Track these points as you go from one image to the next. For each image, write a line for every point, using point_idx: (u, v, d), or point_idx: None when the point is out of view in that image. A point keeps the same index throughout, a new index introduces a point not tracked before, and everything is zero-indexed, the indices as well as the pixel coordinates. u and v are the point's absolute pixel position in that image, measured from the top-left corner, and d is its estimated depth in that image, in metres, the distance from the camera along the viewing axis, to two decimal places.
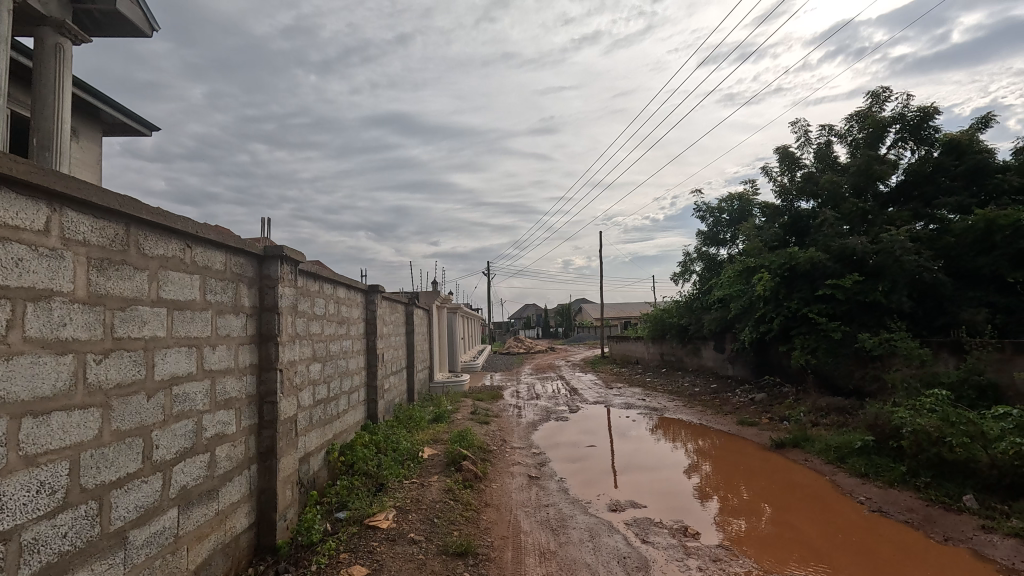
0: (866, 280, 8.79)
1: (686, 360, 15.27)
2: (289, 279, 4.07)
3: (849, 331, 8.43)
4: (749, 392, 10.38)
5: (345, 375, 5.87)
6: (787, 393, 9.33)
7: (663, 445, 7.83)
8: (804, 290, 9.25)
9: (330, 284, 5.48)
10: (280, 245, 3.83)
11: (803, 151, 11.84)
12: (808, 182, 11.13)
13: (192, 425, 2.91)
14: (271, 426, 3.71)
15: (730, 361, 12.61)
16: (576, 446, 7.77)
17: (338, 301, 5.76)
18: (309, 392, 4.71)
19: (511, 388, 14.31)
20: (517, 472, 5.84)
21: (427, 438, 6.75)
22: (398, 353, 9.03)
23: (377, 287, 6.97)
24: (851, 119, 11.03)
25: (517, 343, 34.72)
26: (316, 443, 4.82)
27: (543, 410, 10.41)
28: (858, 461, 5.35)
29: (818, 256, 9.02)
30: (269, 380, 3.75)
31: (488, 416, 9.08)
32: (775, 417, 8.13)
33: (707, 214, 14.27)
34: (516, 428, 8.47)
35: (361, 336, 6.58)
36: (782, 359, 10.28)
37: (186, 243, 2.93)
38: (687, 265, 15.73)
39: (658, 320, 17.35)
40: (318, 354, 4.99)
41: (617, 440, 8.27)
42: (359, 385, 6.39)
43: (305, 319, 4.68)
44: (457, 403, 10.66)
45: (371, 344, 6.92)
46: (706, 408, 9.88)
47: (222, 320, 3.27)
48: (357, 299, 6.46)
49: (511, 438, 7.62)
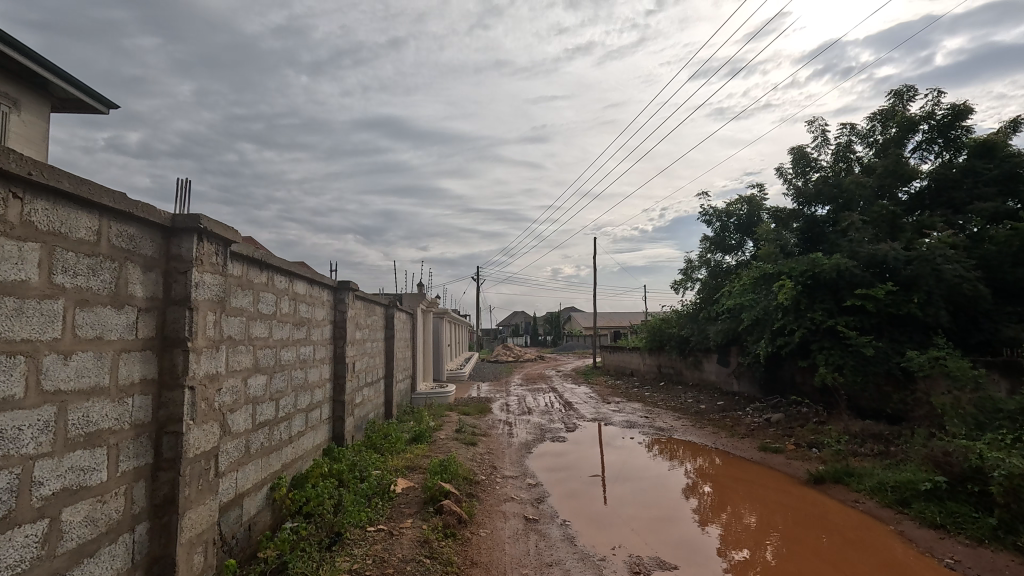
0: (897, 291, 7.89)
1: (686, 373, 14.35)
2: (214, 263, 2.98)
3: (883, 347, 7.52)
4: (763, 412, 9.45)
5: (301, 389, 4.77)
6: (808, 414, 8.41)
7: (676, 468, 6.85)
8: (828, 301, 8.34)
9: (284, 277, 4.40)
10: (195, 213, 2.73)
11: (820, 151, 11.02)
12: (827, 184, 10.28)
13: (12, 481, 1.83)
14: (172, 468, 2.62)
15: (736, 375, 11.71)
16: (579, 469, 6.75)
17: (296, 298, 4.67)
18: (246, 414, 3.63)
19: (500, 401, 13.24)
20: (511, 513, 4.78)
21: (402, 465, 5.66)
22: (374, 362, 7.92)
23: (348, 284, 5.90)
24: (876, 117, 10.23)
25: (505, 351, 33.68)
26: (254, 480, 3.74)
27: (536, 428, 9.36)
28: (929, 506, 4.41)
29: (844, 262, 8.12)
30: (171, 402, 2.65)
31: (475, 435, 8.02)
32: (801, 443, 7.16)
33: (714, 218, 13.40)
34: (507, 450, 7.41)
35: (326, 342, 5.49)
36: (800, 376, 9.37)
37: (14, 193, 1.86)
38: (689, 272, 14.85)
39: (657, 330, 16.43)
40: (261, 365, 3.89)
41: (619, 461, 7.23)
42: (322, 399, 5.32)
43: (243, 319, 3.59)
44: (441, 419, 9.57)
45: (338, 352, 5.83)
46: (718, 428, 8.91)
47: (86, 315, 2.19)
48: (321, 298, 5.37)
49: (502, 463, 6.57)
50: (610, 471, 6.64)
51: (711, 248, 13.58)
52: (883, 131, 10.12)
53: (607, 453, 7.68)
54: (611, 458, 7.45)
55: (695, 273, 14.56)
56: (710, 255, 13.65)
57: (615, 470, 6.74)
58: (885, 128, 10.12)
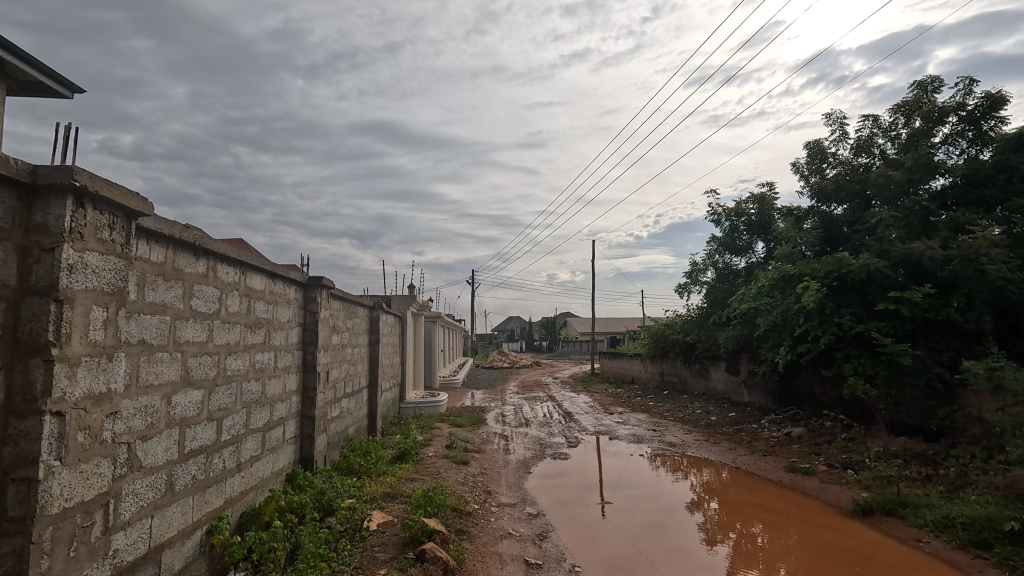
0: (935, 294, 7.13)
1: (691, 381, 13.61)
2: (105, 239, 2.15)
3: (922, 356, 6.79)
4: (781, 426, 8.69)
5: (256, 404, 3.94)
6: (834, 429, 7.64)
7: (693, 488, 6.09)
8: (856, 305, 7.60)
9: (233, 267, 3.57)
10: (68, 167, 1.92)
11: (838, 146, 10.34)
12: (849, 179, 9.56)
13: None
14: (18, 531, 1.79)
15: (747, 384, 10.97)
16: (583, 490, 5.98)
17: (249, 294, 3.84)
18: (169, 441, 2.81)
19: (494, 411, 12.42)
20: (508, 556, 3.98)
21: (380, 493, 4.84)
22: (354, 371, 7.08)
23: (320, 280, 5.10)
24: (899, 109, 9.59)
25: (500, 357, 32.85)
26: (181, 525, 2.92)
27: (534, 442, 8.52)
28: (1019, 553, 3.66)
29: (874, 262, 7.38)
30: (21, 434, 1.82)
31: (467, 452, 7.20)
32: (833, 463, 6.37)
33: (723, 217, 12.67)
34: (503, 470, 6.61)
35: (292, 348, 4.68)
36: (823, 388, 8.61)
37: None
38: (695, 275, 14.12)
39: (659, 336, 15.68)
40: (193, 377, 3.05)
41: (628, 481, 6.46)
42: (285, 415, 4.50)
43: (164, 318, 2.77)
44: (430, 432, 8.72)
45: (308, 360, 5.01)
46: (735, 443, 8.10)
47: None
48: (286, 297, 4.57)
49: (497, 487, 5.76)
50: (619, 493, 5.87)
51: (719, 249, 12.86)
52: (908, 123, 9.45)
53: (613, 472, 6.89)
54: (616, 472, 6.91)
55: (702, 275, 13.82)
56: (718, 256, 12.92)
57: (625, 491, 6.01)
58: (910, 120, 9.46)
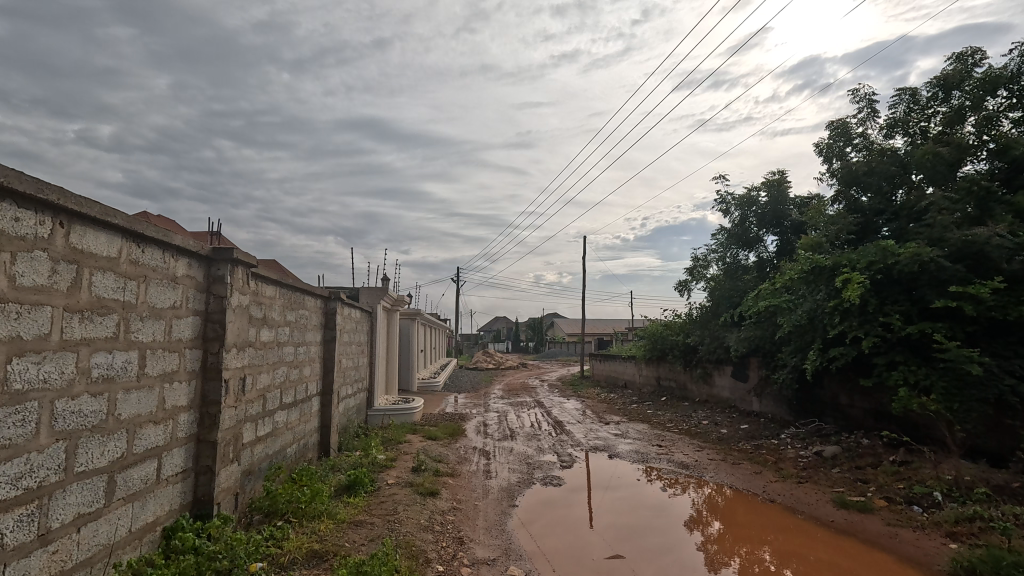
0: (1003, 289, 5.93)
1: (691, 388, 12.44)
2: None
3: (991, 364, 5.60)
4: (807, 443, 7.50)
5: (93, 432, 2.53)
6: (877, 449, 6.42)
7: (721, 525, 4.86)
8: (904, 302, 6.40)
9: (29, 210, 2.15)
10: None
11: (867, 125, 9.26)
12: (883, 160, 8.35)
13: None
14: None
15: (760, 393, 9.74)
16: (581, 522, 4.92)
17: (76, 258, 2.41)
18: None
19: (475, 419, 11.06)
20: None
21: (305, 551, 3.45)
22: (299, 374, 5.72)
23: (228, 251, 3.67)
24: (937, 82, 8.48)
25: (485, 357, 31.53)
26: None
27: (520, 460, 7.18)
28: None
29: (929, 250, 6.16)
30: None
31: (438, 477, 5.85)
32: (893, 496, 5.11)
33: (733, 206, 11.47)
34: (483, 502, 5.29)
35: (178, 347, 3.27)
36: (856, 399, 7.44)
37: None
38: (698, 270, 12.95)
39: (656, 337, 14.46)
40: None
41: (628, 509, 5.37)
42: (162, 444, 3.11)
43: None
44: (396, 449, 7.31)
45: (209, 364, 3.60)
46: (759, 464, 6.82)
47: None
48: (165, 272, 3.14)
49: (471, 533, 4.39)
50: (620, 527, 4.81)
51: (728, 242, 11.68)
52: (949, 99, 8.33)
53: (608, 497, 5.73)
54: (606, 482, 6.32)
55: (706, 271, 12.65)
56: (726, 250, 11.77)
57: (627, 518, 5.06)
58: (949, 96, 8.37)
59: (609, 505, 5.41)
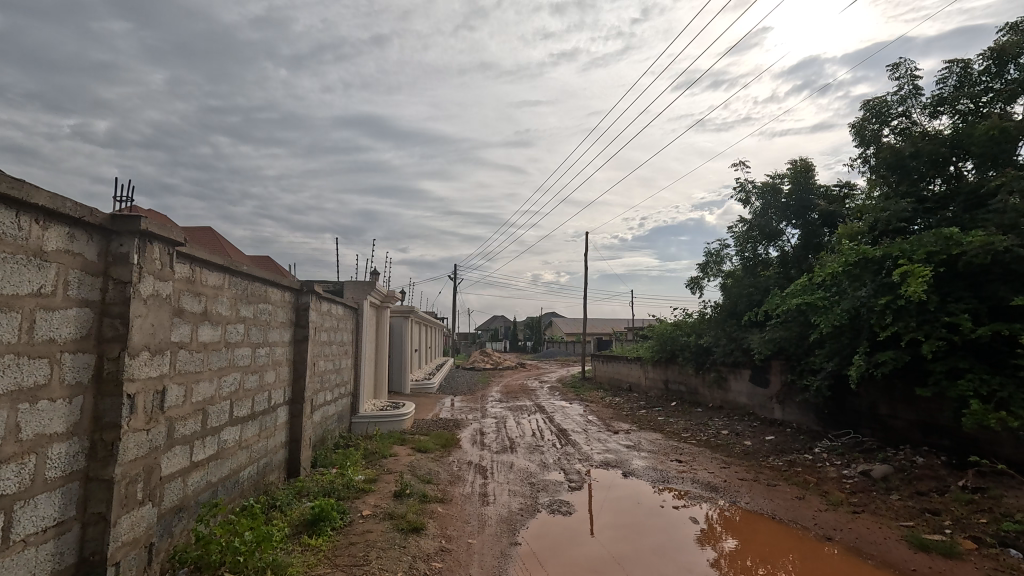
0: None
1: (703, 393, 11.53)
2: None
3: None
4: (848, 460, 6.57)
5: None
6: (938, 470, 5.49)
7: (763, 560, 4.07)
8: (971, 299, 5.49)
9: None
10: None
11: (907, 104, 8.36)
12: (930, 140, 7.42)
13: None
14: None
15: (784, 400, 8.82)
16: (601, 565, 3.98)
17: None
18: None
19: (471, 426, 10.10)
20: None
21: None
22: (258, 381, 4.77)
23: (134, 220, 2.71)
24: (990, 54, 7.53)
25: (483, 357, 30.59)
26: None
27: (522, 479, 6.24)
28: None
29: (1007, 239, 5.24)
30: None
31: (424, 505, 4.90)
32: (980, 535, 4.17)
33: (754, 195, 10.57)
34: (478, 537, 4.35)
35: (43, 352, 2.30)
36: (903, 410, 6.51)
37: None
38: (712, 265, 12.04)
39: (665, 338, 13.52)
40: None
41: (655, 544, 4.41)
42: (12, 491, 2.15)
43: None
44: (378, 466, 6.36)
45: (102, 375, 2.63)
46: (798, 487, 5.87)
47: None
48: (21, 245, 2.19)
49: None
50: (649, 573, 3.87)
51: (747, 235, 10.77)
52: (1004, 73, 7.42)
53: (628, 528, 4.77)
54: (623, 507, 5.34)
55: (721, 267, 11.74)
56: (745, 244, 10.85)
57: (655, 557, 4.12)
58: (1004, 69, 7.44)
59: (629, 540, 4.47)
